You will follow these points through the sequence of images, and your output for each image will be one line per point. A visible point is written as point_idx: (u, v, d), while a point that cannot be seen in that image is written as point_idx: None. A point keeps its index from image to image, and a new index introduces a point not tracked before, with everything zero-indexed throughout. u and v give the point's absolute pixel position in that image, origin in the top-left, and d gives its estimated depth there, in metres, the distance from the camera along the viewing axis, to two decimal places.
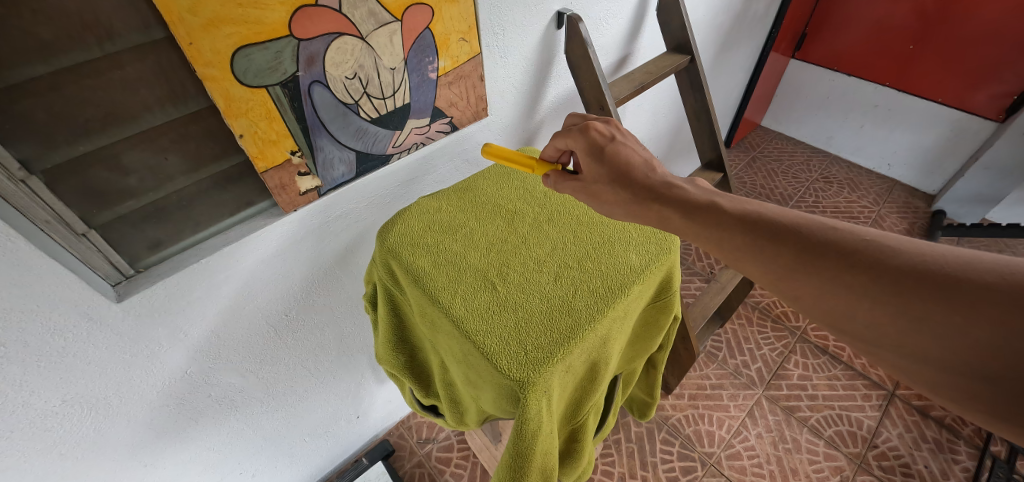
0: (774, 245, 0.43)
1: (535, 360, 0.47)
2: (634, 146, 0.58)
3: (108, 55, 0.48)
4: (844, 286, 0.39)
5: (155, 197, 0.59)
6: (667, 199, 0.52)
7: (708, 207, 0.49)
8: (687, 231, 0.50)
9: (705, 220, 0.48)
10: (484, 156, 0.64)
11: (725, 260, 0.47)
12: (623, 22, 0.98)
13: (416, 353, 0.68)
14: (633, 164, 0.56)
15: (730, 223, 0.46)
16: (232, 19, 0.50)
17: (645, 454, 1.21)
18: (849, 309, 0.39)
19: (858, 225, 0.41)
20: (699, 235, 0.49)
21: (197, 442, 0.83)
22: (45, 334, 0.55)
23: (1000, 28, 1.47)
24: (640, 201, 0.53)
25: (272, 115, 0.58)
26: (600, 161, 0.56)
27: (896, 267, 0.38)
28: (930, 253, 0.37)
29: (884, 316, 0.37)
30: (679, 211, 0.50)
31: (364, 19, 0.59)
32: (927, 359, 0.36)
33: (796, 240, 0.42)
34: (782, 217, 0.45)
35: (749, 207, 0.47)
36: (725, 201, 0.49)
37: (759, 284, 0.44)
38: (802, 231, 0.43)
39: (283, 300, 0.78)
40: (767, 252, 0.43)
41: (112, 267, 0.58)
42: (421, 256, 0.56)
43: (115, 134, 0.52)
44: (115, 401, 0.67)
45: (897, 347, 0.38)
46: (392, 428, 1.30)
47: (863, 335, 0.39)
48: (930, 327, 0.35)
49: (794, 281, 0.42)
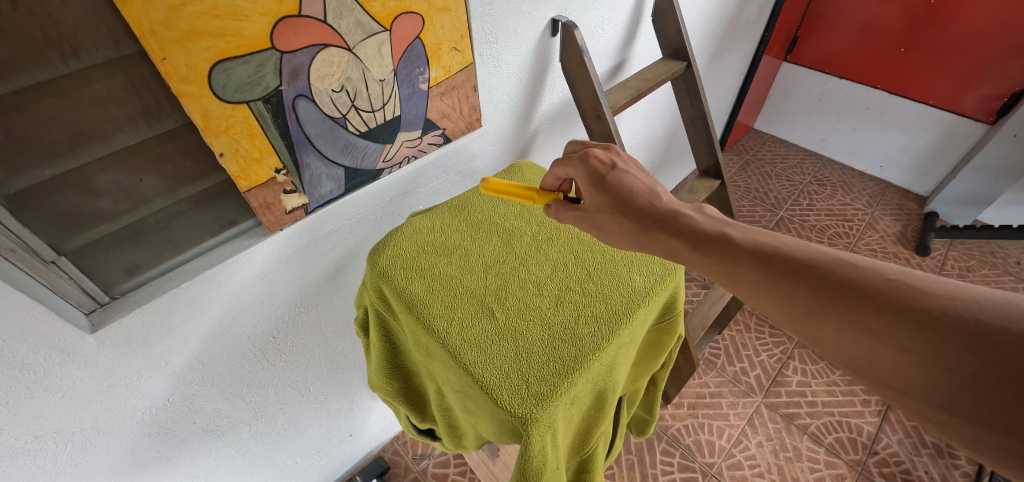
0: (789, 282, 0.41)
1: (536, 394, 0.44)
2: (636, 173, 0.55)
3: (74, 73, 0.45)
4: (866, 330, 0.37)
5: (130, 219, 0.56)
6: (675, 229, 0.49)
7: (717, 239, 0.47)
8: (695, 263, 0.48)
9: (716, 254, 0.46)
10: (484, 191, 0.61)
11: (737, 295, 0.45)
12: (618, 28, 0.97)
13: (411, 378, 0.65)
14: (636, 191, 0.53)
15: (742, 258, 0.44)
16: (209, 33, 0.47)
17: (645, 465, 1.19)
18: (873, 355, 0.37)
19: (882, 262, 0.39)
20: (710, 270, 0.47)
21: (180, 470, 0.79)
22: (13, 370, 0.51)
23: (990, 31, 1.48)
24: (642, 230, 0.51)
25: (254, 131, 0.55)
26: (602, 191, 0.54)
27: (923, 311, 0.35)
28: (960, 297, 0.35)
29: (911, 364, 0.35)
30: (687, 243, 0.48)
31: (351, 30, 0.57)
32: (958, 412, 0.33)
33: (810, 279, 0.40)
34: (796, 251, 0.43)
35: (760, 241, 0.45)
36: (735, 231, 0.47)
37: (775, 322, 0.42)
38: (820, 267, 0.41)
39: (270, 323, 0.74)
40: (782, 290, 0.41)
41: (85, 295, 0.54)
42: (413, 280, 0.54)
43: (85, 155, 0.49)
44: (92, 434, 0.63)
45: (927, 397, 0.35)
46: (387, 444, 1.27)
47: (889, 382, 0.37)
48: (962, 377, 0.33)
49: (813, 322, 0.40)
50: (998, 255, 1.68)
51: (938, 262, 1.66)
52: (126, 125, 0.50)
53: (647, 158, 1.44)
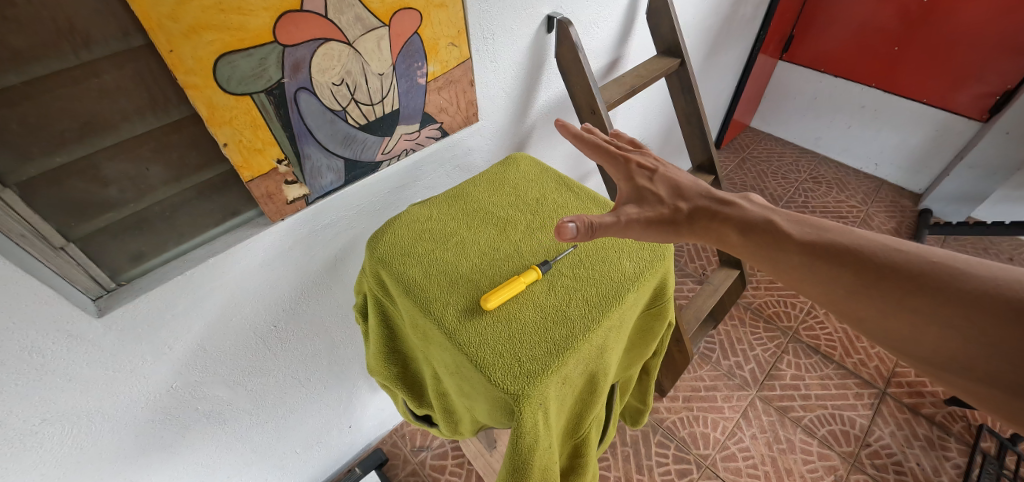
0: (832, 266, 0.50)
1: (530, 372, 0.46)
2: (678, 173, 0.64)
3: (84, 64, 0.47)
4: (906, 308, 0.46)
5: (137, 208, 0.58)
6: (725, 218, 0.58)
7: (766, 228, 0.56)
8: (746, 252, 0.57)
9: (766, 242, 0.55)
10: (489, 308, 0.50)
11: (784, 279, 0.54)
12: (613, 25, 0.99)
13: (409, 363, 0.67)
14: (685, 184, 0.61)
15: (788, 245, 0.53)
16: (214, 26, 0.48)
17: (640, 457, 1.20)
18: (916, 333, 0.45)
19: (925, 247, 0.47)
20: (756, 254, 0.56)
21: (184, 456, 0.81)
22: (21, 352, 0.53)
23: (983, 30, 1.50)
24: (701, 217, 0.58)
25: (257, 123, 0.57)
26: (656, 183, 0.62)
27: (964, 291, 0.43)
28: (1000, 279, 0.43)
29: (951, 339, 0.43)
30: (736, 230, 0.57)
31: (351, 25, 0.58)
32: (996, 383, 0.41)
33: (850, 263, 0.49)
34: (840, 238, 0.52)
35: (805, 231, 0.54)
36: (782, 220, 0.56)
37: (817, 301, 0.51)
38: (863, 252, 0.49)
39: (272, 311, 0.76)
40: (825, 274, 0.50)
41: (92, 281, 0.56)
42: (411, 265, 0.55)
43: (94, 144, 0.51)
44: (97, 418, 0.65)
45: (967, 371, 0.43)
46: (385, 437, 1.29)
47: (931, 358, 0.45)
48: (999, 352, 0.41)
49: (855, 302, 0.48)
50: (992, 251, 1.69)
51: None
52: (133, 115, 0.52)
53: None
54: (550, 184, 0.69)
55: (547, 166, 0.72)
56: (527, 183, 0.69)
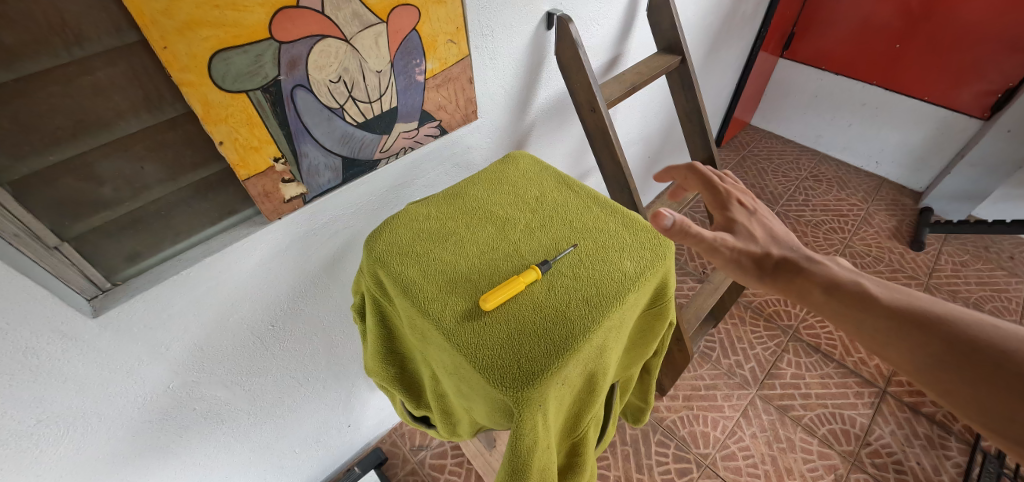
0: (922, 334, 0.48)
1: (529, 374, 0.46)
2: (772, 219, 0.66)
3: (77, 61, 0.47)
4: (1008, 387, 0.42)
5: (131, 207, 0.57)
6: (809, 273, 0.58)
7: (854, 290, 0.55)
8: (826, 309, 0.56)
9: (850, 302, 0.54)
10: (487, 309, 0.50)
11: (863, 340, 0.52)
12: (613, 22, 0.98)
13: (407, 364, 0.67)
14: (780, 231, 0.63)
15: (874, 307, 0.52)
16: (208, 22, 0.48)
17: (640, 456, 1.20)
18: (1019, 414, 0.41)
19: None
20: (836, 314, 0.55)
21: (181, 457, 0.81)
22: (15, 353, 0.52)
23: (985, 27, 1.49)
24: (783, 268, 0.59)
25: (253, 121, 0.56)
26: (752, 221, 0.64)
27: None
28: None
29: None
30: (820, 287, 0.56)
31: (348, 21, 0.58)
32: None
33: (935, 336, 0.47)
34: (934, 309, 0.50)
35: (895, 295, 0.52)
36: (872, 285, 0.55)
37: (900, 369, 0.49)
38: (961, 326, 0.47)
39: (269, 311, 0.76)
40: (914, 340, 0.48)
41: (87, 281, 0.55)
42: (409, 265, 0.55)
43: (87, 143, 0.50)
44: (93, 419, 0.64)
45: None
46: (384, 436, 1.28)
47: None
48: None
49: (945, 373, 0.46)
50: (992, 250, 1.69)
51: (933, 256, 1.66)
52: (128, 113, 0.52)
53: (642, 153, 1.45)
54: (550, 182, 0.68)
55: (546, 165, 0.71)
56: (526, 181, 0.68)
